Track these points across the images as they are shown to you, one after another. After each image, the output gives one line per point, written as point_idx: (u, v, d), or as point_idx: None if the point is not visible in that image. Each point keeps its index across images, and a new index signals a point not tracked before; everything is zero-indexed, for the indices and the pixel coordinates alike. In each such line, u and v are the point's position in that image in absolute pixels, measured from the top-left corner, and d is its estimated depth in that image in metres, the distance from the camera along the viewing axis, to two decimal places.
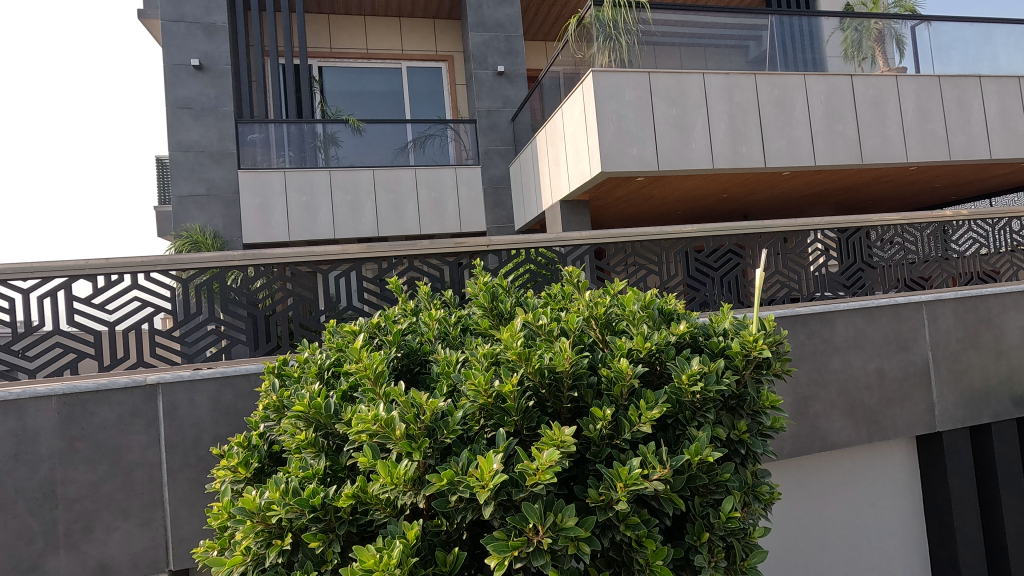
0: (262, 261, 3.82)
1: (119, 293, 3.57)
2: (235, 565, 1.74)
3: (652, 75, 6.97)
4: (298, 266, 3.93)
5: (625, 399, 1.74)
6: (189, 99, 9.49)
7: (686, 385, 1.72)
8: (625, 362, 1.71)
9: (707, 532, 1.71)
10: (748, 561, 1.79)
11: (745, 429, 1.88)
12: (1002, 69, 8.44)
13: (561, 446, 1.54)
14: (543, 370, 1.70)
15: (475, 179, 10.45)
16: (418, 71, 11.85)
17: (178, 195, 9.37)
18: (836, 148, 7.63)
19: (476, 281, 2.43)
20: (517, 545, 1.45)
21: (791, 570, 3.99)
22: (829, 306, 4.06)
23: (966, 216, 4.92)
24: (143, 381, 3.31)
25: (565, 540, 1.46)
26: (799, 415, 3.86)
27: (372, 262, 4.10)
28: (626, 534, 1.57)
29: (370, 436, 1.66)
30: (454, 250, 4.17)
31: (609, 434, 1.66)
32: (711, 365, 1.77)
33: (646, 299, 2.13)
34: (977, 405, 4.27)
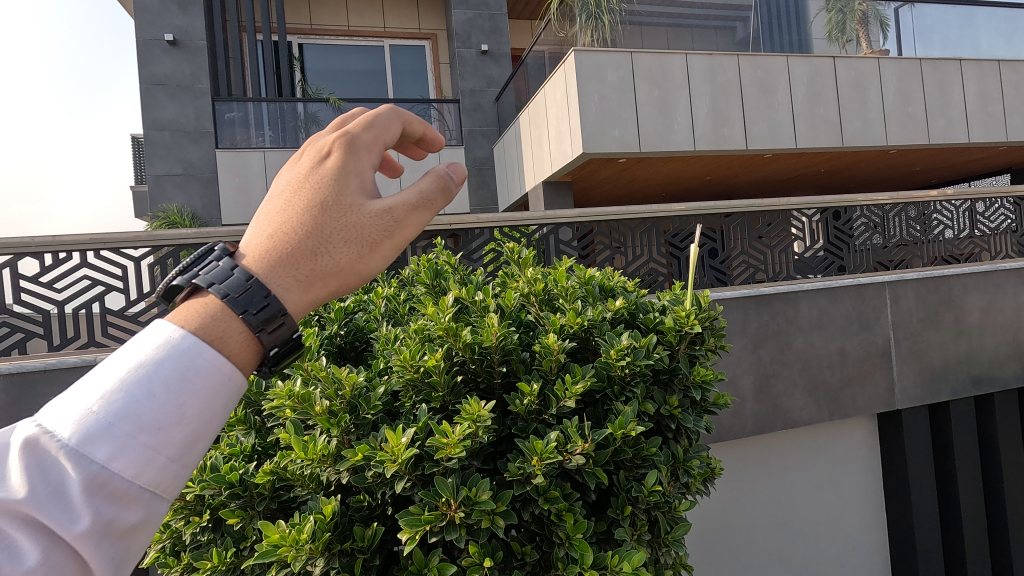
0: (219, 238, 3.74)
1: (68, 271, 3.49)
2: (153, 542, 1.77)
3: (634, 55, 6.91)
4: None
5: (554, 374, 1.75)
6: (163, 76, 9.33)
7: (614, 359, 1.72)
8: (554, 337, 1.73)
9: (631, 506, 1.71)
10: (672, 533, 1.80)
11: (677, 404, 1.86)
12: (981, 53, 8.49)
13: (478, 421, 1.54)
14: (471, 346, 1.70)
15: (458, 159, 10.41)
16: (401, 50, 11.65)
17: (155, 174, 9.25)
18: (817, 130, 7.70)
19: (422, 258, 2.42)
20: (429, 520, 1.45)
21: (751, 546, 4.10)
22: (794, 286, 4.08)
23: (931, 198, 4.93)
24: (94, 361, 3.25)
25: (478, 514, 1.46)
26: (761, 394, 3.92)
27: None
28: (545, 508, 1.58)
29: (293, 410, 1.66)
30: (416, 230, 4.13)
31: (536, 409, 1.67)
32: (643, 340, 1.78)
33: (587, 276, 2.14)
34: (936, 384, 4.36)
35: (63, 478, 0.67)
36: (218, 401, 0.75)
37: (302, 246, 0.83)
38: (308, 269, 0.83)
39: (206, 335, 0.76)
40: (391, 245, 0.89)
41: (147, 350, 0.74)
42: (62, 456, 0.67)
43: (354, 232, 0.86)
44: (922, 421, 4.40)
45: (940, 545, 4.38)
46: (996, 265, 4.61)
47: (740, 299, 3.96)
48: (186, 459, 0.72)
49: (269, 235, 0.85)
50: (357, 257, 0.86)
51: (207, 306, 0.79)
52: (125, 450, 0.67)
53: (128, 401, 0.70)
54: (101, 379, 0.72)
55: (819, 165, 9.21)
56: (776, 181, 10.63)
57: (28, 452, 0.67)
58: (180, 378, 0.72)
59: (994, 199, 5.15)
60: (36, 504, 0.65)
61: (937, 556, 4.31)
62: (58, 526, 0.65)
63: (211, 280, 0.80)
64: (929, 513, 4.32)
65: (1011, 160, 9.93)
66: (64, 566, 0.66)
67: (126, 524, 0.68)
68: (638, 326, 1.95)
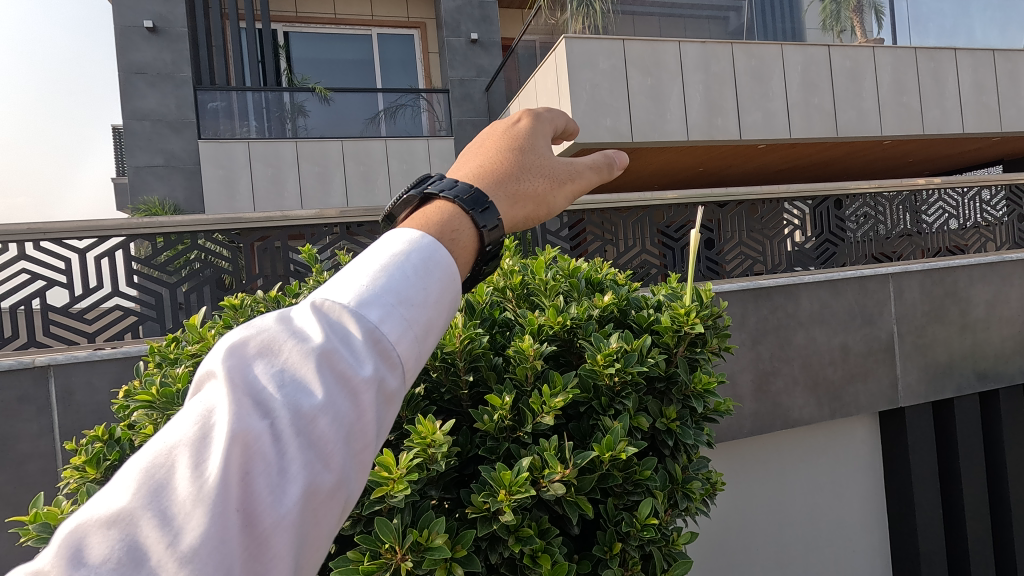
0: (171, 228, 3.53)
1: (6, 265, 3.29)
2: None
3: (627, 42, 6.73)
4: (212, 233, 3.66)
5: (531, 383, 1.60)
6: (143, 64, 9.06)
7: (601, 366, 1.57)
8: (528, 342, 1.59)
9: (621, 543, 1.54)
10: (670, 571, 1.64)
11: (674, 417, 1.70)
12: (977, 42, 8.33)
13: (432, 445, 1.40)
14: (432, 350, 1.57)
15: (447, 151, 10.24)
16: (389, 39, 11.37)
17: (135, 166, 8.98)
18: (811, 122, 7.54)
19: None
20: (369, 570, 1.29)
21: (749, 550, 3.99)
22: (793, 279, 3.95)
23: (937, 184, 4.79)
24: (31, 364, 3.05)
25: (430, 564, 1.29)
26: (760, 392, 3.79)
27: (298, 229, 3.85)
28: (517, 550, 1.41)
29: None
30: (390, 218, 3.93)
31: (510, 426, 1.52)
32: (635, 343, 1.62)
33: (572, 268, 1.99)
34: (940, 380, 4.25)
35: (344, 336, 0.62)
36: (451, 294, 0.71)
37: (505, 173, 0.89)
38: (514, 190, 0.88)
39: (440, 232, 0.76)
40: (574, 191, 0.97)
41: (399, 236, 0.72)
42: (344, 314, 0.63)
43: (556, 170, 0.94)
44: (926, 419, 4.29)
45: (943, 545, 4.28)
46: (1003, 256, 4.51)
47: (738, 293, 3.81)
48: (427, 343, 0.66)
49: (479, 158, 0.93)
50: (554, 190, 0.93)
51: (440, 208, 0.80)
52: (389, 317, 0.63)
53: (389, 273, 0.66)
54: (356, 264, 0.69)
55: (813, 156, 9.11)
56: (770, 173, 10.52)
57: (308, 317, 0.63)
58: (432, 262, 0.70)
59: (1000, 187, 5.03)
60: (330, 347, 0.60)
61: (940, 559, 4.21)
62: (344, 379, 0.59)
63: (441, 187, 0.82)
64: (933, 514, 4.21)
65: (1004, 151, 9.87)
66: (349, 418, 0.57)
67: (392, 391, 0.62)
68: (630, 326, 1.80)
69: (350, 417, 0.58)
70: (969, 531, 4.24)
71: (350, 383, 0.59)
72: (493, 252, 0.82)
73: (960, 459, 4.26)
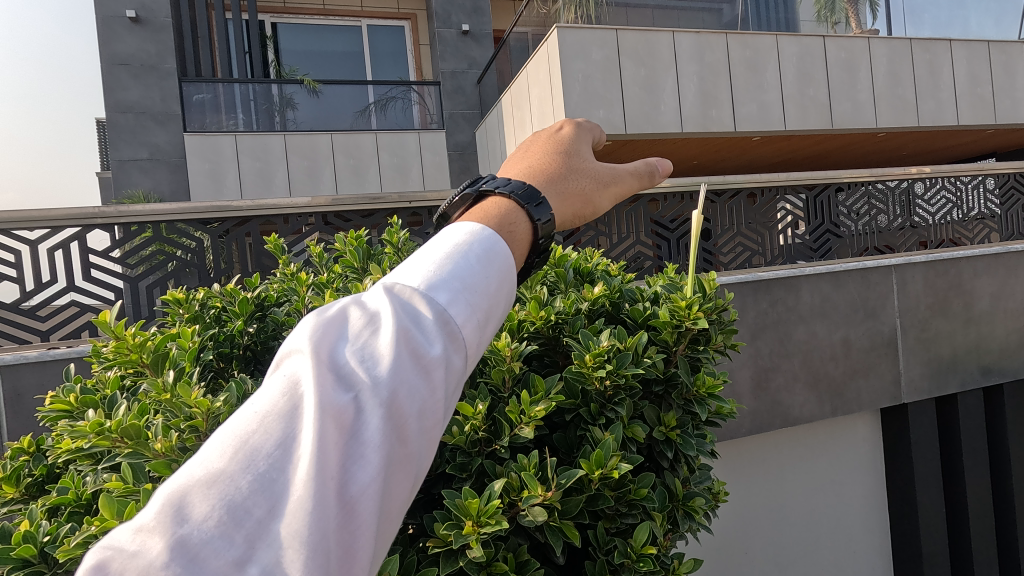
0: (132, 218, 3.37)
1: None
2: None
3: (620, 32, 6.60)
4: (176, 223, 3.49)
5: (508, 389, 1.51)
6: (127, 55, 8.84)
7: (590, 366, 1.45)
8: (505, 341, 1.49)
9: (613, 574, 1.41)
10: None
11: (674, 424, 1.58)
12: (972, 33, 8.24)
13: None
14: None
15: (439, 144, 10.09)
16: (379, 30, 11.12)
17: (119, 159, 8.77)
18: (806, 114, 7.44)
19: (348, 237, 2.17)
20: None
21: (747, 552, 3.90)
22: (794, 271, 3.84)
23: (942, 171, 4.73)
24: None
25: None
26: (759, 390, 3.69)
27: (273, 219, 3.70)
28: None
29: (128, 449, 1.27)
30: (370, 207, 3.77)
31: (484, 439, 1.41)
32: (629, 341, 1.50)
33: (560, 258, 1.89)
34: (944, 375, 4.17)
35: (414, 317, 0.65)
36: (507, 285, 0.73)
37: (553, 172, 0.92)
38: (563, 187, 0.90)
39: (500, 224, 0.78)
40: (619, 194, 0.99)
41: (460, 229, 0.75)
42: (414, 298, 0.66)
43: (601, 173, 0.96)
44: (928, 415, 4.22)
45: (944, 544, 4.22)
46: (1007, 247, 4.42)
47: (738, 286, 3.69)
48: (487, 330, 0.69)
49: (527, 158, 0.95)
50: (599, 192, 0.96)
51: (496, 204, 0.82)
52: (455, 301, 0.66)
53: (454, 261, 0.69)
54: (420, 254, 0.72)
55: (808, 148, 9.03)
56: (765, 165, 10.43)
57: (381, 299, 0.66)
58: (491, 252, 0.73)
59: (1002, 176, 4.94)
60: (405, 326, 0.63)
61: (942, 560, 4.15)
62: (417, 356, 0.62)
63: (496, 183, 0.85)
64: (935, 514, 4.14)
65: (996, 143, 9.85)
66: (423, 393, 0.61)
67: (458, 372, 0.65)
68: (623, 321, 1.69)
69: (422, 394, 0.61)
70: (972, 529, 4.17)
71: (421, 362, 0.62)
72: (546, 246, 0.84)
73: (963, 456, 4.19)
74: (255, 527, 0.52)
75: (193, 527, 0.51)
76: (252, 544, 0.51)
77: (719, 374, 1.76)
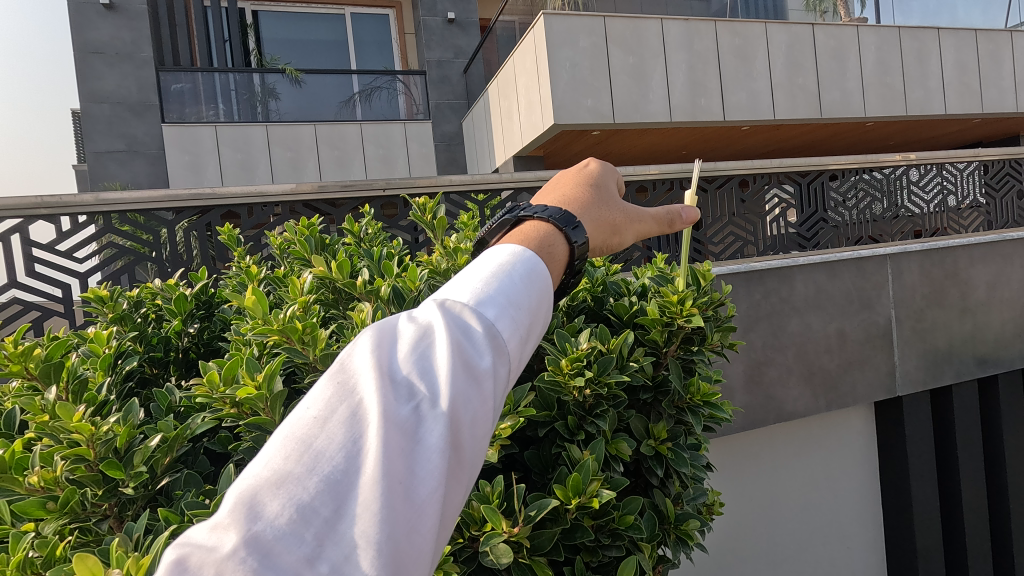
0: (83, 209, 3.18)
1: None
2: None
3: (607, 19, 6.46)
4: (127, 213, 3.30)
5: None
6: (101, 43, 8.55)
7: (567, 373, 1.34)
8: None
9: None
10: None
11: (663, 436, 1.47)
12: (960, 22, 8.19)
13: None
14: (329, 359, 1.26)
15: (426, 135, 9.93)
16: (363, 18, 10.85)
17: (94, 151, 8.51)
18: (796, 103, 7.36)
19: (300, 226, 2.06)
20: None
21: (740, 550, 3.84)
22: (788, 261, 3.76)
23: (939, 158, 4.68)
24: None
25: None
26: (753, 384, 3.62)
27: (241, 209, 3.54)
28: None
29: None
30: (347, 196, 3.62)
31: None
32: (613, 342, 1.40)
33: None
34: (939, 366, 4.13)
35: (464, 330, 0.65)
36: (546, 303, 0.75)
37: (586, 204, 0.95)
38: (596, 219, 0.94)
39: (539, 246, 0.81)
40: (641, 232, 1.03)
41: (502, 250, 0.77)
42: (466, 311, 0.67)
43: (630, 208, 1.02)
44: (923, 408, 4.18)
45: (939, 537, 4.19)
46: (1003, 235, 4.37)
47: (732, 277, 3.60)
48: (528, 346, 0.70)
49: (561, 186, 0.99)
50: (625, 225, 1.00)
51: (534, 226, 0.85)
52: (503, 315, 0.68)
53: (499, 279, 0.71)
54: (463, 273, 0.74)
55: (798, 138, 8.98)
56: (756, 155, 10.38)
57: (432, 311, 0.66)
58: (533, 273, 0.75)
59: (997, 162, 4.91)
60: (460, 338, 0.64)
61: (937, 555, 4.12)
62: (470, 367, 0.62)
63: (534, 209, 0.88)
64: (930, 508, 4.11)
65: (984, 132, 9.87)
66: (480, 402, 0.62)
67: (506, 382, 0.66)
68: (609, 319, 1.58)
69: (476, 403, 0.61)
70: (967, 522, 4.15)
71: (476, 372, 0.63)
72: (577, 268, 0.88)
73: (957, 448, 4.16)
74: (323, 526, 0.50)
75: (266, 524, 0.49)
76: (320, 541, 0.50)
77: (715, 375, 1.66)
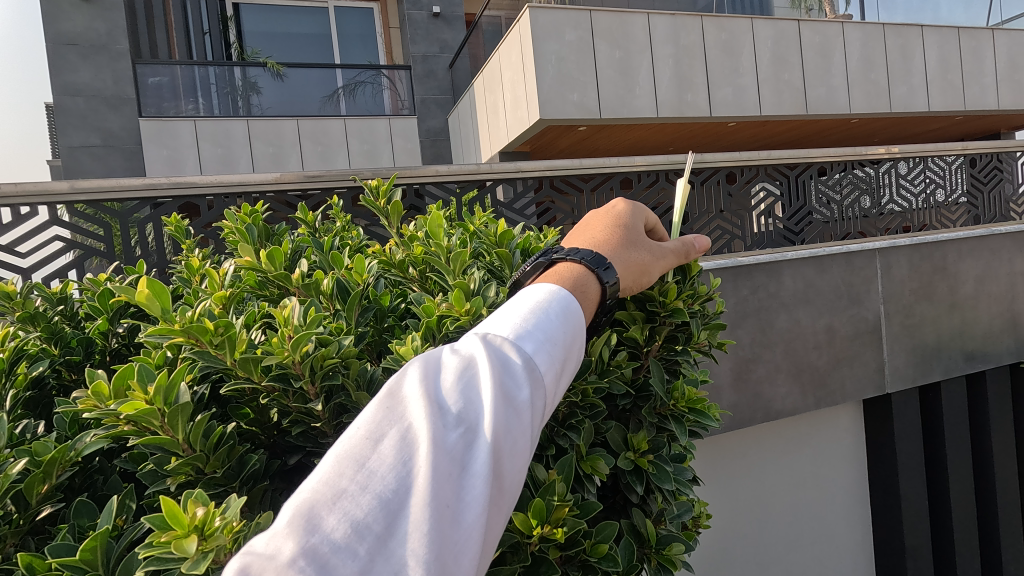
0: (39, 201, 3.03)
1: None
2: None
3: (593, 13, 6.38)
4: (80, 207, 3.16)
5: None
6: (74, 34, 8.27)
7: None
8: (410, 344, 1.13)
9: None
10: None
11: (643, 447, 1.40)
12: (942, 20, 8.20)
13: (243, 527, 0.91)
14: (250, 365, 1.07)
15: (411, 130, 9.78)
16: (347, 12, 10.59)
17: (68, 146, 8.23)
18: (782, 98, 7.33)
19: (239, 214, 1.94)
20: None
21: (727, 552, 3.80)
22: (776, 256, 3.70)
23: (927, 151, 4.66)
24: None
25: None
26: (741, 382, 3.57)
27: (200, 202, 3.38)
28: None
29: None
30: (315, 187, 3.45)
31: None
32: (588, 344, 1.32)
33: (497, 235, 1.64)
34: (928, 361, 4.12)
35: (506, 361, 0.77)
36: (579, 340, 0.88)
37: (618, 248, 1.10)
38: (628, 262, 1.09)
39: (574, 286, 0.96)
40: (663, 268, 1.19)
41: (540, 288, 0.91)
42: (507, 345, 0.78)
43: (655, 249, 1.17)
44: (911, 406, 4.17)
45: (928, 536, 4.18)
46: (991, 229, 4.37)
47: (719, 272, 3.54)
48: (561, 375, 0.83)
49: (591, 230, 1.14)
50: (651, 264, 1.15)
51: (569, 268, 1.00)
52: (539, 350, 0.80)
53: (537, 317, 0.84)
54: (505, 308, 0.86)
55: (784, 134, 8.98)
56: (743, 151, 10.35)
57: (475, 345, 0.77)
58: (567, 310, 0.88)
59: (983, 156, 4.91)
60: (503, 371, 0.75)
61: (925, 552, 4.11)
62: (513, 396, 0.73)
63: (568, 253, 1.02)
64: (918, 506, 4.10)
65: (966, 129, 9.95)
66: (518, 428, 0.72)
67: (540, 411, 0.77)
68: None
69: (515, 430, 0.72)
70: (955, 519, 4.14)
71: (516, 401, 0.73)
72: (610, 304, 1.03)
73: (946, 445, 4.15)
74: (374, 543, 0.59)
75: (322, 538, 0.58)
76: (371, 559, 0.58)
77: (702, 377, 1.58)
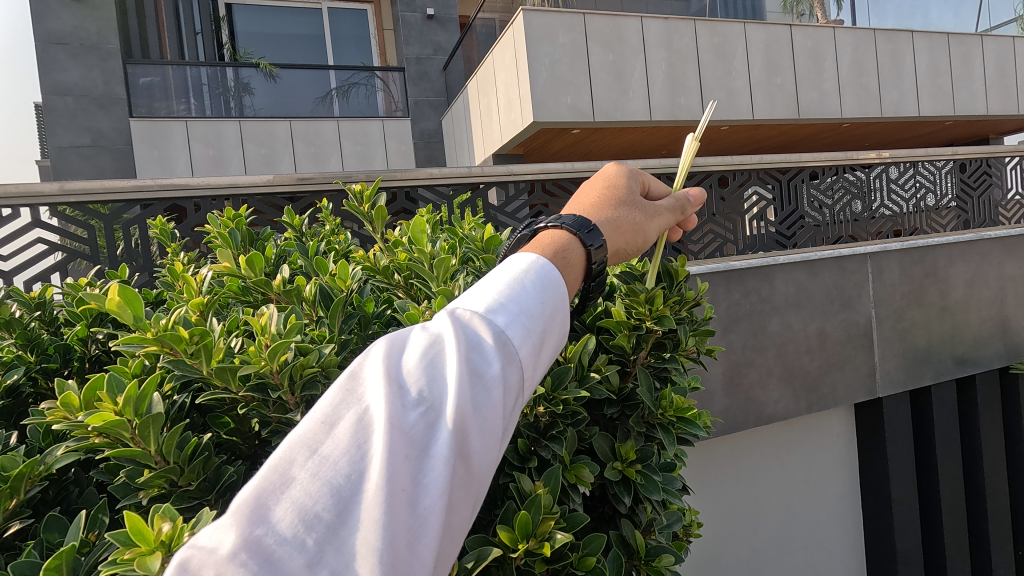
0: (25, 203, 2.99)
1: None
2: None
3: (587, 16, 6.38)
4: (67, 209, 3.13)
5: None
6: (64, 33, 8.19)
7: None
8: None
9: None
10: None
11: (630, 457, 1.38)
12: (933, 25, 8.27)
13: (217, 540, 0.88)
14: (226, 374, 1.06)
15: (405, 133, 9.76)
16: (340, 13, 10.55)
17: (57, 146, 8.12)
18: (774, 102, 7.37)
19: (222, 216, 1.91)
20: None
21: (719, 558, 3.79)
22: (768, 260, 3.70)
23: (918, 156, 4.69)
24: None
25: None
26: (733, 386, 3.56)
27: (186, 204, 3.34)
28: None
29: None
30: (303, 189, 3.41)
31: None
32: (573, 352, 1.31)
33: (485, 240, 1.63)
34: (918, 365, 4.14)
35: (476, 339, 0.75)
36: (563, 312, 0.86)
37: (607, 211, 1.09)
38: (619, 223, 1.08)
39: (555, 252, 0.94)
40: (658, 226, 1.18)
41: (523, 258, 0.88)
42: (476, 321, 0.76)
43: (647, 209, 1.16)
44: (902, 410, 4.19)
45: (919, 540, 4.19)
46: (981, 233, 4.39)
47: (711, 276, 3.54)
48: (540, 348, 0.80)
49: (578, 201, 1.13)
50: (645, 225, 1.14)
51: (552, 234, 0.98)
52: (512, 325, 0.77)
53: (514, 289, 0.81)
54: (482, 281, 0.84)
55: (775, 138, 9.03)
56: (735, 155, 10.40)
57: (444, 323, 0.76)
58: (548, 280, 0.85)
59: (972, 161, 4.95)
60: (468, 349, 0.73)
61: (916, 556, 4.13)
62: (479, 375, 0.72)
63: (551, 219, 1.00)
64: (910, 509, 4.11)
65: (954, 134, 10.06)
66: (483, 407, 0.70)
67: (514, 388, 0.75)
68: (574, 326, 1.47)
69: (481, 409, 0.70)
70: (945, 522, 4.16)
71: (483, 380, 0.72)
72: (599, 271, 0.99)
73: (936, 448, 4.17)
74: (324, 532, 0.58)
75: (268, 529, 0.57)
76: (320, 547, 0.58)
77: (692, 383, 1.57)
